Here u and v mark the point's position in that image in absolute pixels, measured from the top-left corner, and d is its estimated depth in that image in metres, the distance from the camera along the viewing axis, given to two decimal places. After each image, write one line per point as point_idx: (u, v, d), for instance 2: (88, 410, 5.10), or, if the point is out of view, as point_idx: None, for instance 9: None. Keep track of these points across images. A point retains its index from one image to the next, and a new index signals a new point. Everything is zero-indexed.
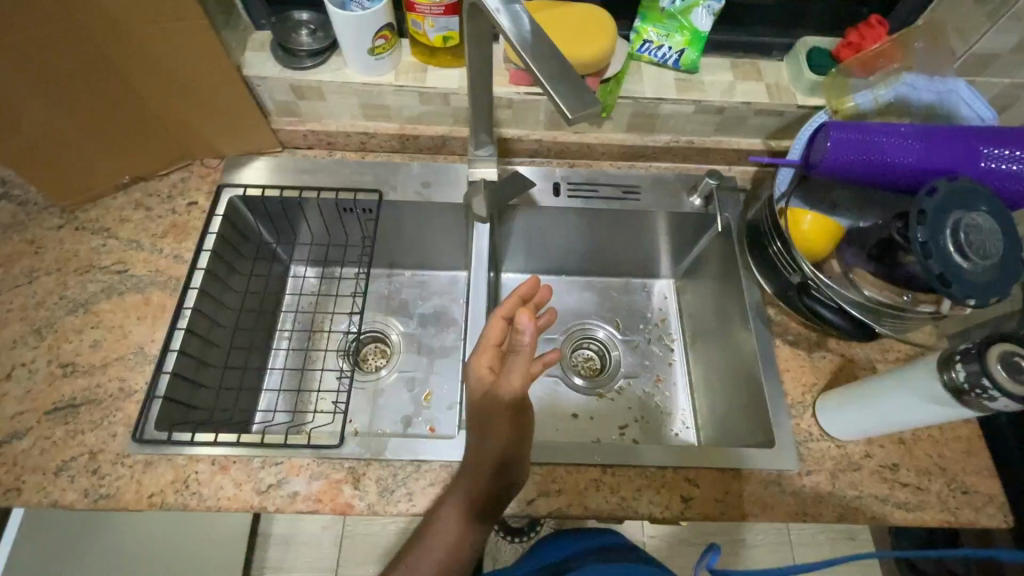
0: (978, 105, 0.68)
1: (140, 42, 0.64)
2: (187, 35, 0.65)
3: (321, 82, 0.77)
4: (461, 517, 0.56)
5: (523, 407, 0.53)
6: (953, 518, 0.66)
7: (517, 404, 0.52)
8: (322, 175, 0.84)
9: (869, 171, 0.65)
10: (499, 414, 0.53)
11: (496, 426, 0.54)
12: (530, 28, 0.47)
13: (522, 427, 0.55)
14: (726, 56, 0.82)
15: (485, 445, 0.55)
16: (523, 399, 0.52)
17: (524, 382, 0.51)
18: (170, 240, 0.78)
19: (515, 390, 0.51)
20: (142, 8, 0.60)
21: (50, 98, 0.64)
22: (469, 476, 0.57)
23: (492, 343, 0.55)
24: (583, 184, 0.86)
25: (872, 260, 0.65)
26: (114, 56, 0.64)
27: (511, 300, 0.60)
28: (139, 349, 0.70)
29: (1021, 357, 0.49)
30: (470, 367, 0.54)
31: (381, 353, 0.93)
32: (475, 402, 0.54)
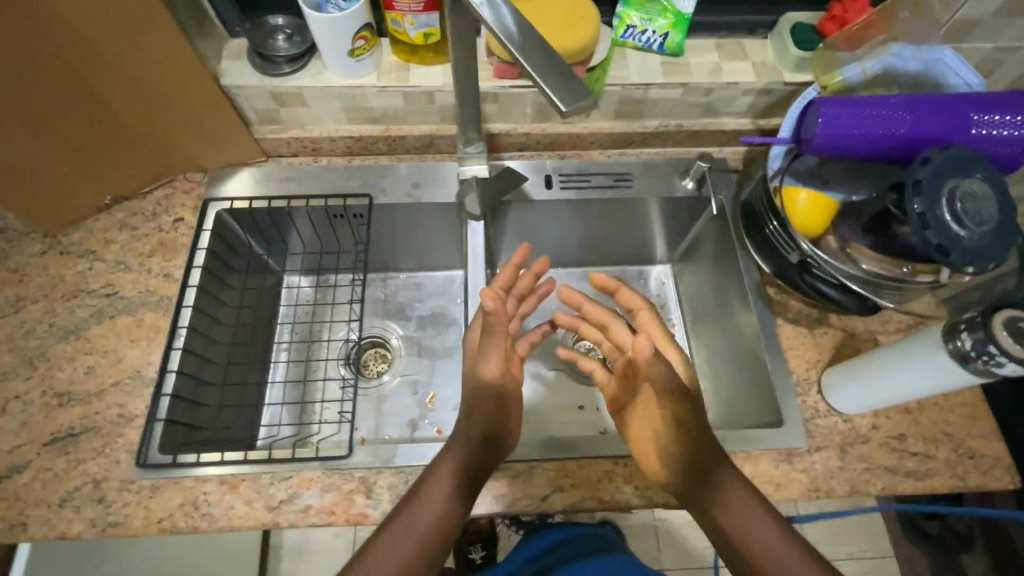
0: (965, 72, 0.68)
1: (117, 59, 0.62)
2: (162, 49, 0.64)
3: (301, 88, 0.75)
4: (455, 484, 0.57)
5: (503, 394, 0.63)
6: (962, 483, 0.66)
7: (496, 387, 0.63)
8: (308, 182, 0.82)
9: (860, 146, 0.64)
10: (483, 395, 0.62)
11: (485, 398, 0.62)
12: (513, 18, 0.46)
13: (504, 405, 0.63)
14: (711, 36, 0.81)
15: (475, 418, 0.60)
16: (501, 384, 0.64)
17: (499, 364, 0.63)
18: (158, 260, 0.76)
19: (493, 373, 0.63)
20: (117, 24, 0.59)
21: (26, 120, 0.62)
22: (463, 446, 0.59)
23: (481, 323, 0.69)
24: (574, 174, 0.85)
25: (869, 233, 0.65)
26: (89, 73, 0.62)
27: (508, 270, 0.68)
28: (136, 373, 0.69)
29: None
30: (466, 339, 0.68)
31: (381, 358, 0.92)
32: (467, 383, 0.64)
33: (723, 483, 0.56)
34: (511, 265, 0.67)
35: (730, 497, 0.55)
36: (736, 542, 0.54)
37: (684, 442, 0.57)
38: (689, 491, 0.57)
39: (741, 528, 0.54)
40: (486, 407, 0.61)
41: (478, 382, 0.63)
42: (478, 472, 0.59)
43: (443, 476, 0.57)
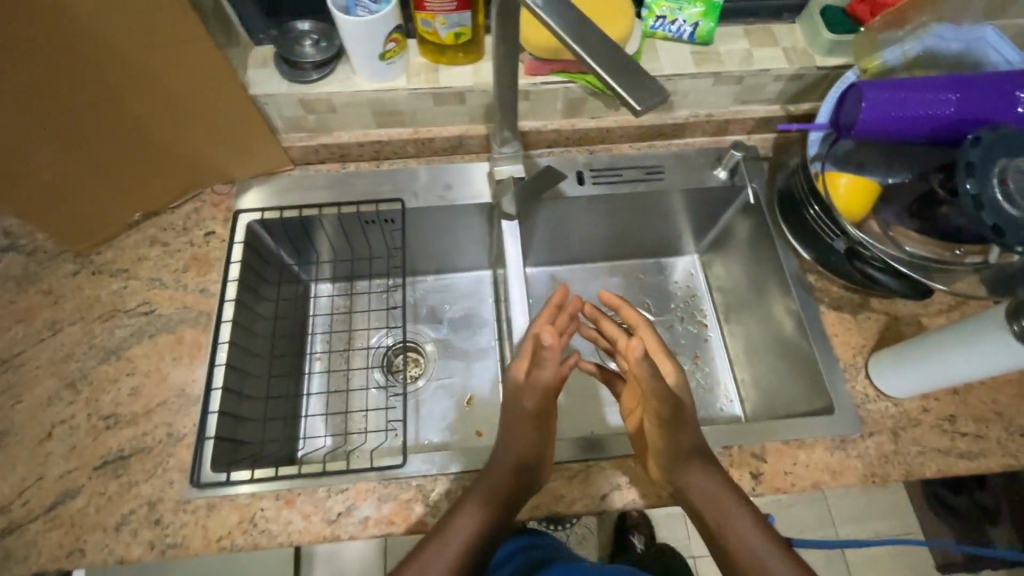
0: (1006, 50, 0.67)
1: (134, 59, 0.59)
2: (189, 60, 0.62)
3: (331, 94, 0.74)
4: (491, 507, 0.58)
5: (544, 416, 0.62)
6: (1016, 461, 0.67)
7: (539, 411, 0.62)
8: (339, 189, 0.81)
9: (905, 128, 0.64)
10: (522, 422, 0.62)
11: (523, 425, 0.61)
12: (571, 13, 0.45)
13: (546, 431, 0.62)
14: (741, 23, 0.80)
15: (514, 438, 0.61)
16: (544, 410, 0.62)
17: (540, 396, 0.61)
18: (193, 275, 0.75)
19: (536, 401, 0.61)
20: (149, 37, 0.58)
21: (42, 129, 0.59)
22: (503, 466, 0.60)
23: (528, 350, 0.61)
24: (607, 169, 0.84)
25: (916, 218, 0.67)
26: (109, 76, 0.59)
27: (547, 310, 0.67)
28: (181, 391, 0.68)
29: None
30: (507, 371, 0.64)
31: (415, 362, 0.92)
32: (506, 409, 0.63)
33: (709, 484, 0.60)
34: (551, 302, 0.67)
35: (718, 499, 0.60)
36: (726, 541, 0.58)
37: (671, 447, 0.60)
38: (682, 491, 0.61)
39: (728, 527, 0.58)
40: (527, 434, 0.61)
41: (520, 410, 0.62)
42: (513, 496, 0.60)
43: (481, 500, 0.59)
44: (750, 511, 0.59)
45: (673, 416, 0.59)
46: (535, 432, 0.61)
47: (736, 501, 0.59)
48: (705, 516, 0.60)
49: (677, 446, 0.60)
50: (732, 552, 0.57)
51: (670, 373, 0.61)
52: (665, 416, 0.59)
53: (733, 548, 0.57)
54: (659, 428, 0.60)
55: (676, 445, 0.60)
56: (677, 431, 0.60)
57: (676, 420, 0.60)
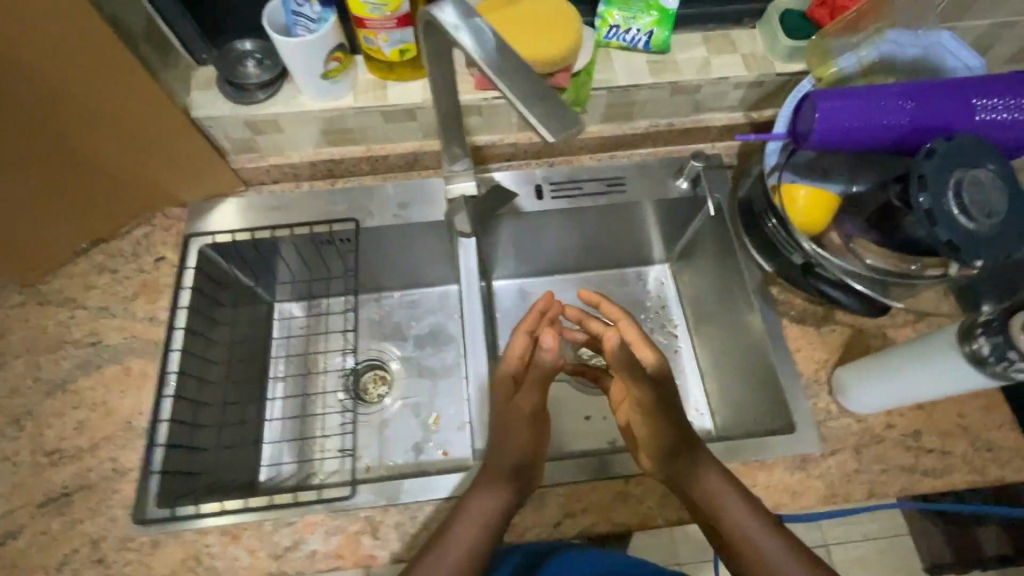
0: (964, 54, 0.65)
1: (86, 88, 0.58)
2: (137, 91, 0.62)
3: (276, 115, 0.72)
4: (488, 517, 0.56)
5: (538, 417, 0.61)
6: (981, 477, 0.65)
7: (534, 412, 0.60)
8: (292, 210, 0.80)
9: (862, 137, 0.61)
10: (516, 423, 0.59)
11: (519, 426, 0.59)
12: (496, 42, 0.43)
13: (539, 432, 0.61)
14: (699, 29, 0.77)
15: (506, 443, 0.59)
16: (538, 410, 0.61)
17: (537, 397, 0.60)
18: (142, 302, 0.73)
19: (531, 402, 0.60)
20: (91, 69, 0.57)
21: None
22: (496, 478, 0.58)
23: (516, 355, 0.64)
24: (566, 182, 0.82)
25: (873, 227, 0.64)
26: (62, 105, 0.58)
27: (532, 315, 0.69)
28: (127, 424, 0.66)
29: None
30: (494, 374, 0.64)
31: (381, 381, 0.89)
32: (498, 410, 0.60)
33: (705, 475, 0.57)
34: (535, 310, 0.69)
35: (712, 489, 0.57)
36: (725, 531, 0.56)
37: (661, 441, 0.58)
38: (681, 486, 0.58)
39: (725, 518, 0.56)
40: (523, 434, 0.59)
41: (516, 412, 0.59)
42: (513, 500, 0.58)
43: (477, 513, 0.56)
44: (743, 497, 0.57)
45: (664, 405, 0.57)
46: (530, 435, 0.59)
47: (729, 489, 0.57)
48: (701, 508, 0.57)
49: (668, 437, 0.58)
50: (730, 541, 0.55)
51: (652, 362, 0.59)
52: (654, 405, 0.57)
53: (733, 541, 0.55)
54: (652, 419, 0.58)
55: (673, 436, 0.58)
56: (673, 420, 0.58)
57: (667, 410, 0.57)
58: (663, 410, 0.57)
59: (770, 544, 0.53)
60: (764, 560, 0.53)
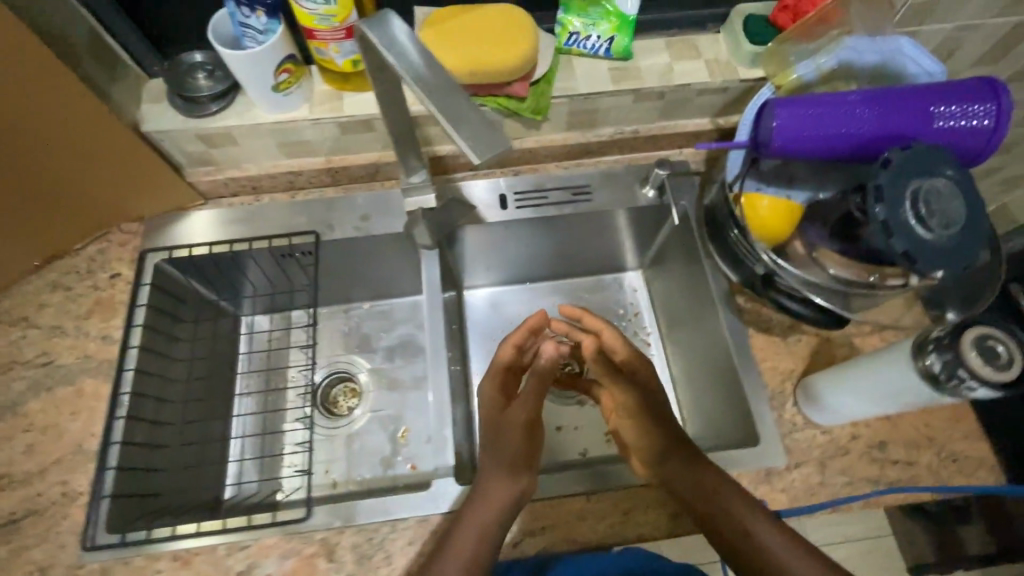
0: (925, 62, 0.64)
1: (32, 115, 0.57)
2: (85, 113, 0.61)
3: (229, 128, 0.70)
4: (492, 526, 0.54)
5: (534, 425, 0.61)
6: (947, 488, 0.65)
7: (530, 419, 0.61)
8: (253, 224, 0.78)
9: (821, 146, 0.60)
10: (512, 427, 0.60)
11: (514, 431, 0.59)
12: (429, 65, 0.45)
13: (535, 438, 0.61)
14: (661, 35, 0.76)
15: (504, 452, 0.58)
16: (534, 418, 0.62)
17: (531, 403, 0.62)
18: (96, 321, 0.72)
19: (525, 409, 0.61)
20: (36, 94, 0.56)
21: None
22: (493, 483, 0.56)
23: (501, 365, 0.68)
24: (531, 191, 0.81)
25: (837, 238, 0.62)
26: (16, 130, 0.57)
27: (522, 332, 0.70)
28: (79, 447, 0.65)
29: (991, 340, 0.49)
30: (482, 387, 0.67)
31: (351, 393, 0.88)
32: (491, 419, 0.62)
33: (696, 473, 0.56)
34: (526, 325, 0.70)
35: (706, 484, 0.55)
36: (722, 528, 0.53)
37: (651, 441, 0.60)
38: (674, 485, 0.57)
39: (720, 514, 0.53)
40: (518, 438, 0.59)
41: (509, 420, 0.60)
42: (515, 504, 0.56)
43: (478, 524, 0.54)
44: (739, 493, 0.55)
45: (647, 404, 0.62)
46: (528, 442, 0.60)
47: (721, 480, 0.55)
48: (695, 505, 0.55)
49: (657, 437, 0.60)
50: (727, 539, 0.52)
51: (635, 366, 0.67)
52: (637, 407, 0.62)
53: (730, 536, 0.52)
54: (638, 421, 0.62)
55: (662, 436, 0.59)
56: (661, 419, 0.61)
57: (653, 411, 0.61)
58: (648, 411, 0.61)
59: (771, 538, 0.51)
60: (766, 557, 0.50)
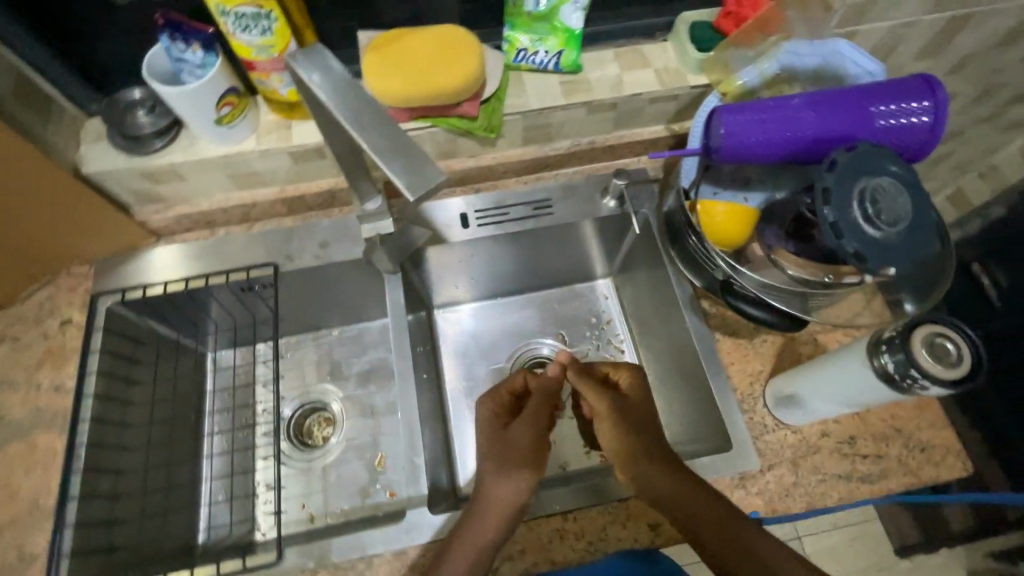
0: (862, 60, 0.65)
1: None
2: (25, 165, 0.58)
3: (174, 163, 0.69)
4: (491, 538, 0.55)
5: (543, 443, 0.60)
6: (917, 479, 0.66)
7: (537, 436, 0.59)
8: (209, 259, 0.77)
9: (769, 150, 0.61)
10: (517, 439, 0.59)
11: (520, 442, 0.59)
12: (362, 100, 0.44)
13: (541, 449, 0.59)
14: (608, 46, 0.77)
15: (507, 462, 0.57)
16: (541, 433, 0.60)
17: (535, 420, 0.60)
18: (47, 370, 0.70)
19: (529, 426, 0.60)
20: None
21: None
22: (490, 488, 0.56)
23: (501, 391, 0.66)
24: (491, 209, 0.81)
25: (792, 237, 0.62)
26: None
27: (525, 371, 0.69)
28: (35, 505, 0.63)
29: (939, 339, 0.51)
30: (476, 408, 0.66)
31: (325, 422, 0.86)
32: (490, 433, 0.62)
33: (671, 479, 0.55)
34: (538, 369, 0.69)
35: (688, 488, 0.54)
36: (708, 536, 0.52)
37: (626, 443, 0.58)
38: (651, 489, 0.56)
39: (700, 517, 0.53)
40: (524, 446, 0.58)
41: (512, 433, 0.60)
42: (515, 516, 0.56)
43: (480, 537, 0.55)
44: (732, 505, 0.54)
45: (618, 407, 0.60)
46: (532, 458, 0.58)
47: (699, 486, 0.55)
48: (673, 509, 0.54)
49: (634, 439, 0.58)
50: (715, 546, 0.52)
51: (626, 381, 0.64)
52: (610, 410, 0.60)
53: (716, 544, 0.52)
54: (610, 424, 0.60)
55: (641, 438, 0.58)
56: (639, 422, 0.59)
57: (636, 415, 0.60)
58: (619, 414, 0.60)
59: (764, 546, 0.51)
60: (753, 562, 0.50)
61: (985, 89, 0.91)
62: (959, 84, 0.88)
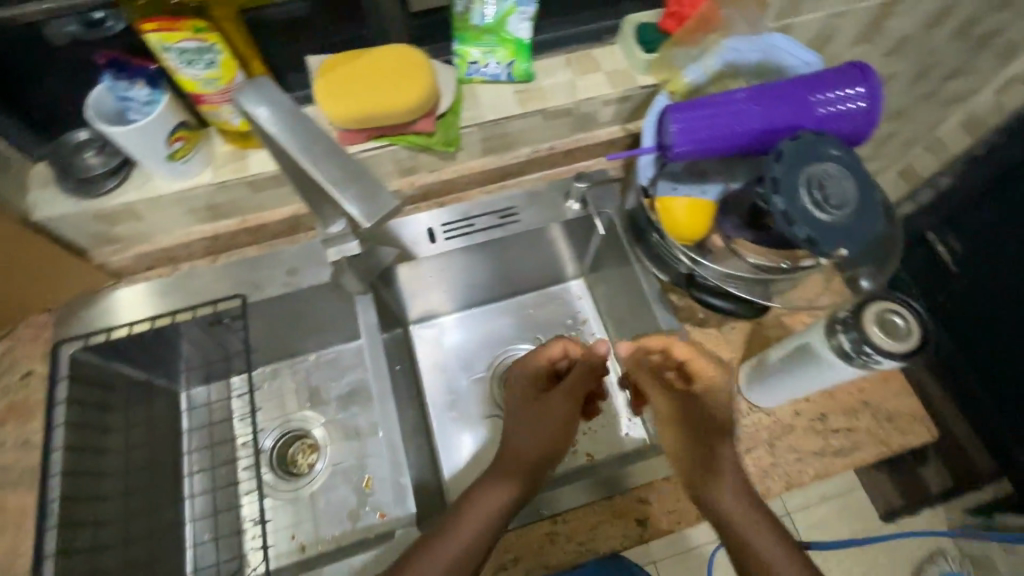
0: (799, 53, 0.68)
1: None
2: None
3: (128, 203, 0.67)
4: (500, 510, 0.58)
5: (573, 419, 0.66)
6: (887, 448, 0.68)
7: (570, 413, 0.65)
8: (175, 296, 0.75)
9: (720, 144, 0.63)
10: (552, 406, 0.64)
11: (555, 412, 0.64)
12: (308, 129, 0.44)
13: (569, 425, 0.65)
14: (559, 52, 0.78)
15: (540, 429, 0.63)
16: (574, 410, 0.65)
17: (573, 395, 0.65)
18: (12, 427, 0.68)
19: (568, 399, 0.65)
20: None
21: None
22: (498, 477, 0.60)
23: (547, 357, 0.66)
24: (458, 221, 0.81)
25: (748, 226, 0.64)
26: None
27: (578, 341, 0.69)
28: (9, 568, 0.61)
29: (892, 316, 0.53)
30: (520, 367, 0.68)
31: (309, 449, 0.85)
32: (530, 397, 0.66)
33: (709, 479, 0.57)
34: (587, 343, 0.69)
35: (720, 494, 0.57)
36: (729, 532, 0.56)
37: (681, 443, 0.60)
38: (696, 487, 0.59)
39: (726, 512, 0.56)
40: (558, 417, 0.64)
41: (549, 401, 0.65)
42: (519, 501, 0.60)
43: (486, 513, 0.58)
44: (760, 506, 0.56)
45: (677, 409, 0.60)
46: (561, 430, 0.64)
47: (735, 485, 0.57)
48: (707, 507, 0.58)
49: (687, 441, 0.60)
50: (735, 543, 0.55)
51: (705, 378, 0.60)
52: (674, 416, 0.61)
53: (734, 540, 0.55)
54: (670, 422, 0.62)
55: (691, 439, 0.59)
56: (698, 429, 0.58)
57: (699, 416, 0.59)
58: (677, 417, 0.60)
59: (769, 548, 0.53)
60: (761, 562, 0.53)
61: (921, 68, 0.95)
62: (896, 65, 0.91)
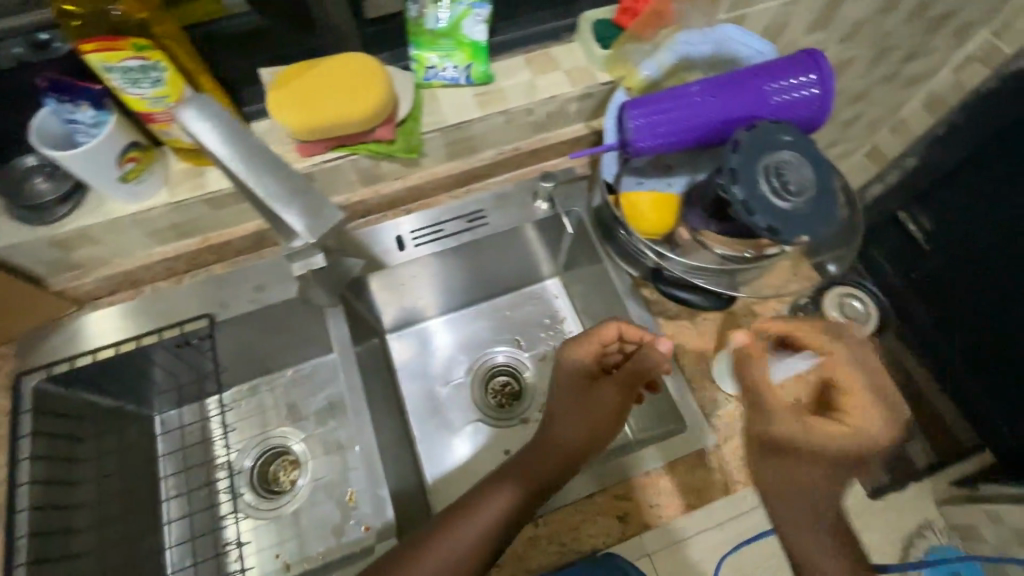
0: (751, 41, 0.69)
1: None
2: None
3: (84, 228, 0.66)
4: (503, 513, 0.58)
5: (621, 409, 0.65)
6: None
7: (617, 402, 0.65)
8: (139, 320, 0.74)
9: (679, 138, 0.63)
10: (599, 396, 0.65)
11: (600, 404, 0.64)
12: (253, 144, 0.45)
13: (620, 413, 0.65)
14: (517, 53, 0.78)
15: (586, 419, 0.64)
16: (622, 399, 0.65)
17: (621, 383, 0.65)
18: None
19: (614, 389, 0.64)
20: None
21: None
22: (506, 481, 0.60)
23: (602, 341, 0.66)
24: (426, 227, 0.80)
25: (712, 219, 0.63)
26: None
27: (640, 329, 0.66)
28: None
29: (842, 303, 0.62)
30: (570, 354, 0.67)
31: (290, 466, 0.83)
32: (576, 386, 0.66)
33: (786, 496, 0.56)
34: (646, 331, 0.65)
35: (787, 523, 0.56)
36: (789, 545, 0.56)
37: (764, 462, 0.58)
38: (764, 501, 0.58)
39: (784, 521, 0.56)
40: (608, 406, 0.64)
41: (595, 391, 0.65)
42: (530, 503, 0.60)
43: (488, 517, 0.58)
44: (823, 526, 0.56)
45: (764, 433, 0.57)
46: (608, 419, 0.64)
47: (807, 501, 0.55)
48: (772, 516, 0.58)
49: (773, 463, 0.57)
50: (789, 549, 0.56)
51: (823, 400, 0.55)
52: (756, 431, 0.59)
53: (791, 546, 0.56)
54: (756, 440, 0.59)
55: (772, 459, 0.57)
56: (786, 463, 0.56)
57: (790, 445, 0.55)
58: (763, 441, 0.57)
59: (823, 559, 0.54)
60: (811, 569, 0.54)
61: (879, 51, 0.96)
62: (854, 49, 0.92)
